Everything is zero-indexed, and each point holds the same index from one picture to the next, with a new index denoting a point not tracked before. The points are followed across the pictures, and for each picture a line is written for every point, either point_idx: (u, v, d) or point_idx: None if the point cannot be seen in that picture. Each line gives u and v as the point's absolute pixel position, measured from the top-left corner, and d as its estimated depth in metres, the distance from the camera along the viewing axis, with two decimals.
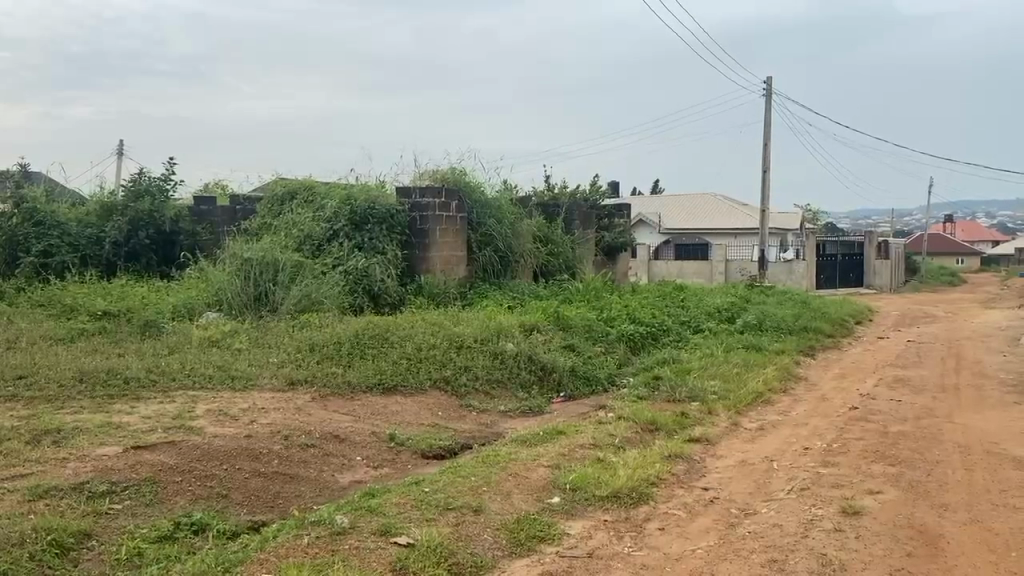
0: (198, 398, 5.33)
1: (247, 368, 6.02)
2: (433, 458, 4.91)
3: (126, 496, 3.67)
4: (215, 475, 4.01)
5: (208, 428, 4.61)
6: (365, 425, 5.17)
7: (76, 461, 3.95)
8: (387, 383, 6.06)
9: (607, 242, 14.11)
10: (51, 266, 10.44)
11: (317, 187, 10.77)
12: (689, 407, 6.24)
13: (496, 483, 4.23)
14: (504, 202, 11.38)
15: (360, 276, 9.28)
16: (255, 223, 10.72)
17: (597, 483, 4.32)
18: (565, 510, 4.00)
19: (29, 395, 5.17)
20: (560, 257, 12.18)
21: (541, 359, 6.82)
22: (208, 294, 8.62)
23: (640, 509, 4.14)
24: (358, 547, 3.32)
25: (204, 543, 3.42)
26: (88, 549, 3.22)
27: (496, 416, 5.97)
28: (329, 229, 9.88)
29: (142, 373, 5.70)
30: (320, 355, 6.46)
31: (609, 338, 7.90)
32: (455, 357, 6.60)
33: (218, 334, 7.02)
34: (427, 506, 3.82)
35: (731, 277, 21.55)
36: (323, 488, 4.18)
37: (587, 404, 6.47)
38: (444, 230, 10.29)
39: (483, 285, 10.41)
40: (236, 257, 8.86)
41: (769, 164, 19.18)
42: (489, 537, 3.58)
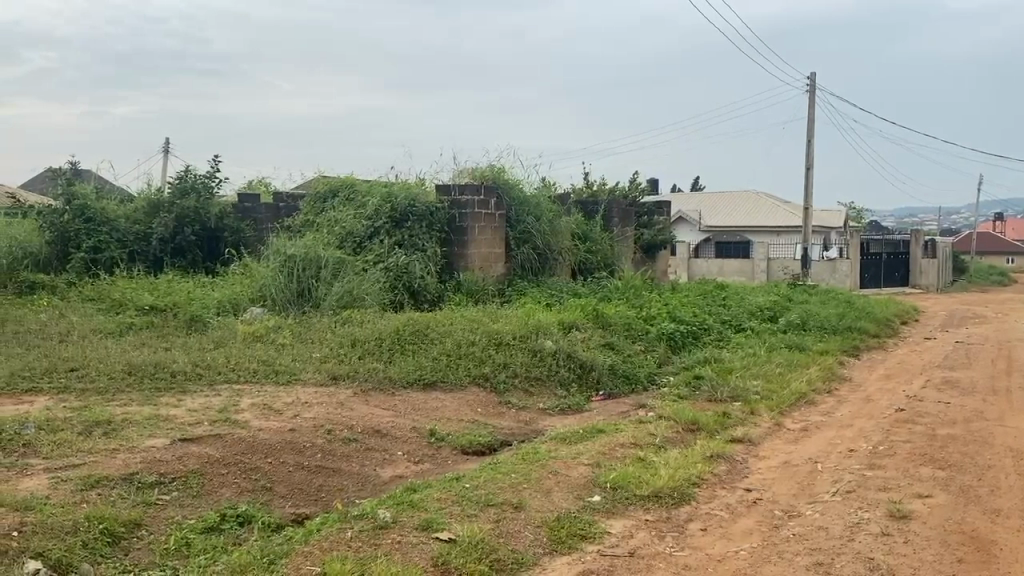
0: (243, 392, 5.42)
1: (290, 363, 6.10)
2: (473, 454, 4.93)
3: (174, 488, 3.74)
4: (260, 467, 4.06)
5: (253, 422, 4.68)
6: (406, 420, 5.20)
7: (125, 452, 4.04)
8: (427, 378, 6.10)
9: (646, 241, 13.99)
10: (100, 262, 10.71)
11: (358, 185, 10.85)
12: (730, 407, 6.16)
13: (537, 481, 4.22)
14: (543, 200, 11.35)
15: (400, 273, 9.34)
16: (298, 221, 10.86)
17: (638, 483, 4.29)
18: (607, 509, 3.99)
19: (81, 388, 5.30)
20: (599, 255, 12.11)
21: (580, 357, 6.80)
22: (253, 290, 8.75)
23: (681, 509, 4.10)
24: (400, 542, 3.34)
25: (249, 535, 3.47)
26: (138, 538, 3.28)
27: (534, 413, 5.96)
28: (369, 226, 9.96)
29: (188, 367, 5.81)
30: (361, 350, 6.52)
31: (649, 337, 7.84)
32: (494, 354, 6.61)
33: (261, 329, 7.12)
34: (468, 502, 3.83)
35: (773, 276, 21.19)
36: (365, 483, 4.22)
37: (627, 403, 6.43)
38: (482, 227, 10.30)
39: (521, 283, 10.40)
40: (280, 253, 9.00)
41: (812, 162, 18.86)
42: (529, 534, 3.58)
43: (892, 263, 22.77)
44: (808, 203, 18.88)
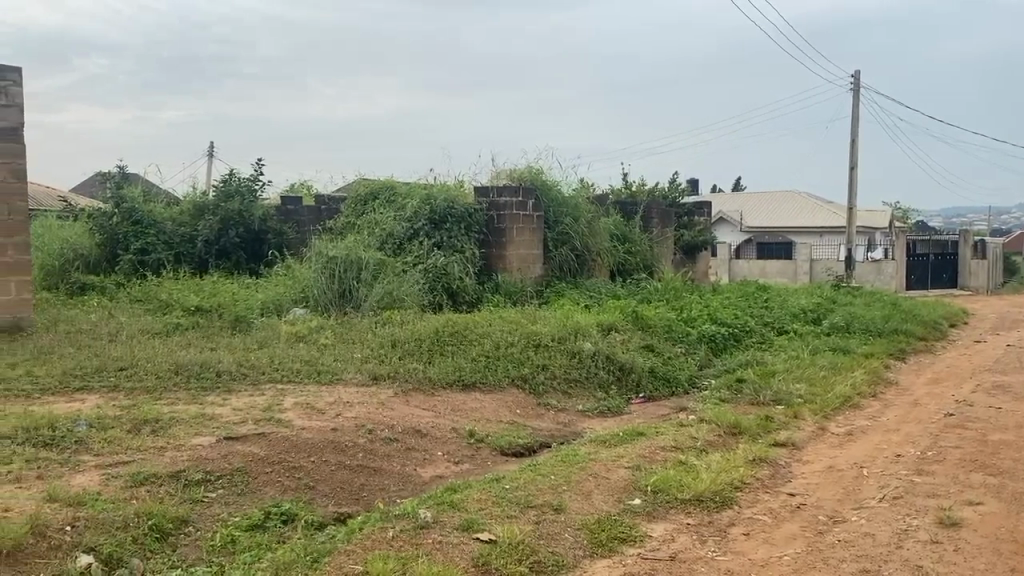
0: (287, 391, 5.50)
1: (332, 363, 6.17)
2: (512, 455, 4.93)
3: (219, 485, 3.81)
4: (304, 466, 4.12)
5: (296, 421, 4.75)
6: (446, 421, 5.22)
7: (173, 450, 4.12)
8: (466, 379, 6.12)
9: (686, 242, 13.85)
10: (148, 263, 11.03)
11: (398, 187, 10.94)
12: (773, 411, 6.08)
13: (576, 483, 4.21)
14: (581, 201, 11.32)
15: (439, 274, 9.40)
16: (339, 223, 10.97)
17: (679, 486, 4.25)
18: (647, 512, 3.96)
19: (129, 387, 5.42)
20: (638, 256, 12.03)
21: (619, 359, 6.76)
22: (295, 292, 8.87)
23: (723, 513, 4.05)
24: (440, 542, 3.36)
25: (293, 533, 3.52)
26: (185, 535, 3.35)
27: (573, 415, 5.95)
28: (409, 228, 10.03)
29: (233, 366, 5.91)
30: (401, 351, 6.58)
31: (690, 340, 7.77)
32: (533, 355, 6.61)
33: (304, 330, 7.22)
34: (508, 503, 3.83)
35: (816, 276, 20.86)
36: (406, 482, 4.25)
37: (667, 406, 6.38)
38: (521, 229, 10.31)
39: (559, 284, 10.38)
40: (322, 255, 9.10)
41: (857, 162, 18.51)
42: (569, 535, 3.57)
43: (940, 264, 22.23)
44: (852, 204, 18.53)
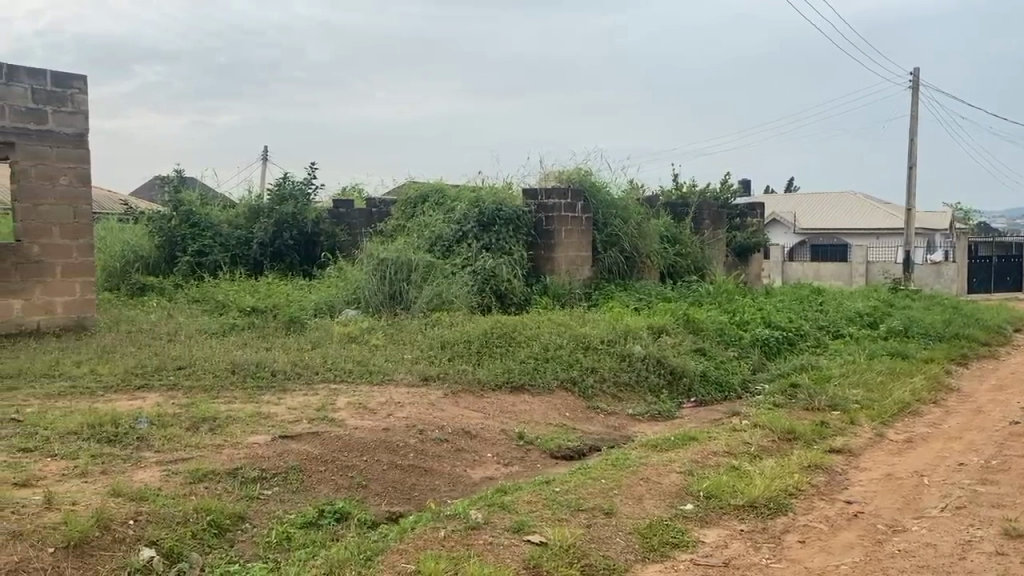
0: (339, 391, 5.58)
1: (383, 364, 6.24)
2: (562, 458, 4.92)
3: (275, 483, 3.88)
4: (356, 465, 4.17)
5: (349, 421, 4.81)
6: (496, 423, 5.24)
7: (230, 448, 4.21)
8: (515, 381, 6.13)
9: (738, 243, 13.63)
10: (205, 265, 11.33)
11: (447, 190, 11.00)
12: (829, 416, 5.95)
13: (627, 487, 4.18)
14: (631, 202, 11.24)
15: (488, 276, 9.43)
16: (390, 225, 11.10)
17: (731, 492, 4.19)
18: (700, 517, 3.91)
19: (188, 385, 5.56)
20: (688, 258, 11.89)
21: (670, 363, 6.69)
22: (347, 293, 9.00)
23: (778, 520, 3.98)
24: (491, 543, 3.37)
25: (347, 531, 3.57)
26: (242, 531, 3.42)
27: (623, 418, 5.91)
28: (458, 230, 10.09)
29: (287, 366, 6.02)
30: (450, 352, 6.62)
31: (742, 343, 7.65)
32: (582, 358, 6.59)
33: (355, 331, 7.32)
34: (558, 506, 3.83)
35: (872, 278, 20.37)
36: (457, 483, 4.28)
37: (719, 411, 6.29)
38: (569, 231, 10.27)
39: (608, 286, 10.33)
40: (373, 257, 9.22)
41: (915, 161, 18.03)
42: (621, 539, 3.55)
43: (1003, 267, 21.36)
44: (911, 204, 18.05)
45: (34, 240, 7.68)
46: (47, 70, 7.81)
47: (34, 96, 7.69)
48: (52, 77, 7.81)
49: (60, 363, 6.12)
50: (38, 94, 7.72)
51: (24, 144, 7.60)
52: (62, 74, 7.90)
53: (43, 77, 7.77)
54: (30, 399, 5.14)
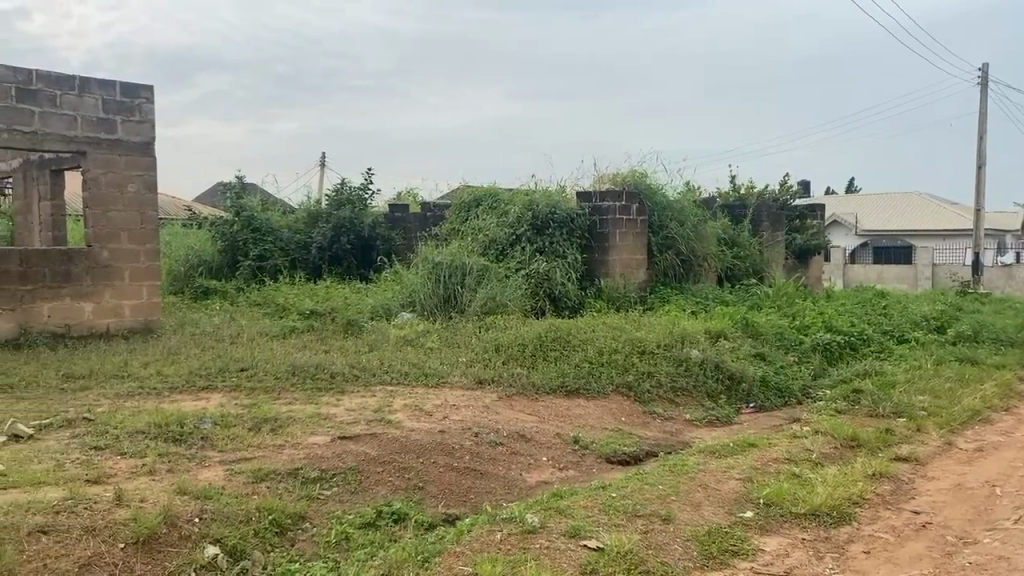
0: (395, 393, 5.64)
1: (438, 367, 6.29)
2: (618, 463, 4.88)
3: (334, 483, 3.94)
4: (414, 467, 4.21)
5: (405, 423, 4.86)
6: (551, 427, 5.23)
7: (290, 448, 4.29)
8: (570, 386, 6.11)
9: (798, 246, 13.34)
10: (266, 269, 11.60)
11: (502, 193, 11.03)
12: (894, 423, 5.77)
13: (685, 493, 4.13)
14: (687, 204, 11.11)
15: (542, 279, 9.44)
16: (444, 229, 11.18)
17: (793, 500, 4.10)
18: (760, 525, 3.84)
19: (250, 386, 5.70)
20: (746, 261, 11.70)
21: (728, 368, 6.59)
22: (403, 296, 9.09)
23: (841, 529, 3.88)
24: (548, 547, 3.36)
25: (404, 532, 3.61)
26: (302, 530, 3.48)
27: (680, 424, 5.84)
28: (512, 234, 10.13)
29: (345, 368, 6.12)
30: (505, 356, 6.63)
31: (802, 348, 7.49)
32: (638, 362, 6.53)
33: (411, 334, 7.40)
34: (615, 511, 3.80)
35: (939, 281, 19.71)
36: (512, 487, 4.28)
37: (779, 417, 6.16)
38: (624, 234, 10.19)
39: (664, 290, 10.21)
40: (428, 261, 9.31)
41: (984, 161, 17.42)
42: (679, 546, 3.50)
43: None
44: (980, 204, 17.44)
45: (104, 245, 7.96)
46: (117, 81, 8.09)
47: (104, 106, 7.98)
48: (120, 87, 8.10)
49: (129, 364, 6.32)
50: (108, 104, 8.00)
51: (95, 152, 7.89)
52: (130, 84, 8.17)
53: (112, 88, 8.05)
54: (101, 398, 5.32)
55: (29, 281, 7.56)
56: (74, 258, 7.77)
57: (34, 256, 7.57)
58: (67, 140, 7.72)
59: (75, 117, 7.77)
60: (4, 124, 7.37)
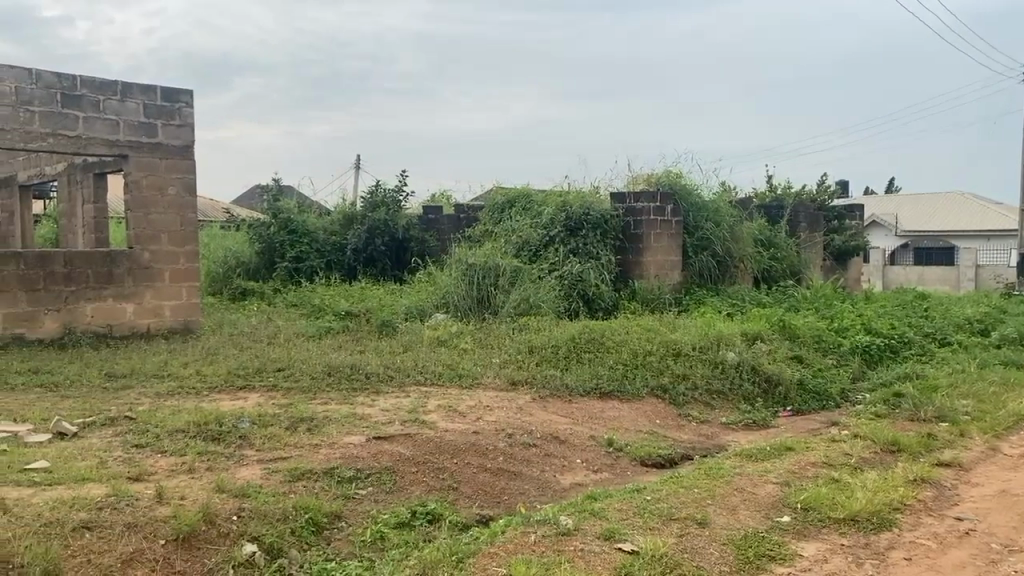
0: (430, 394, 5.66)
1: (472, 368, 6.31)
2: (653, 466, 4.85)
3: (369, 483, 3.97)
4: (448, 468, 4.23)
5: (440, 423, 4.88)
6: (585, 429, 5.21)
7: (327, 447, 4.34)
8: (604, 388, 6.08)
9: (835, 247, 13.13)
10: (302, 270, 11.75)
11: (535, 195, 11.02)
12: (935, 428, 5.65)
13: (722, 497, 4.09)
14: (722, 205, 11.00)
15: (575, 281, 9.42)
16: (478, 230, 11.21)
17: (832, 505, 4.04)
18: (798, 530, 3.78)
19: (287, 386, 5.77)
20: (783, 262, 11.54)
21: (765, 371, 6.51)
22: (437, 298, 9.13)
23: (882, 535, 3.80)
24: (582, 549, 3.35)
25: (439, 532, 3.62)
26: (338, 529, 3.51)
27: (716, 427, 5.78)
28: (545, 235, 10.14)
29: (380, 369, 6.16)
30: (538, 357, 6.63)
31: (841, 351, 7.37)
32: (673, 364, 6.49)
33: (445, 335, 7.43)
34: (650, 515, 3.77)
35: (983, 283, 19.22)
36: (546, 488, 4.28)
37: (817, 420, 6.07)
38: (658, 235, 10.11)
39: (699, 291, 10.11)
40: (461, 263, 9.34)
41: None
42: (715, 551, 3.46)
43: None
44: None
45: (145, 247, 8.11)
46: (158, 86, 8.24)
47: (145, 110, 8.13)
48: (161, 92, 8.24)
49: (169, 364, 6.44)
50: (149, 109, 8.15)
51: (137, 156, 8.04)
52: (170, 89, 8.32)
53: (153, 92, 8.20)
54: (143, 397, 5.43)
55: (73, 282, 7.73)
56: (116, 259, 7.93)
57: (78, 258, 7.74)
58: (110, 144, 7.89)
59: (118, 122, 7.93)
60: (49, 128, 7.55)
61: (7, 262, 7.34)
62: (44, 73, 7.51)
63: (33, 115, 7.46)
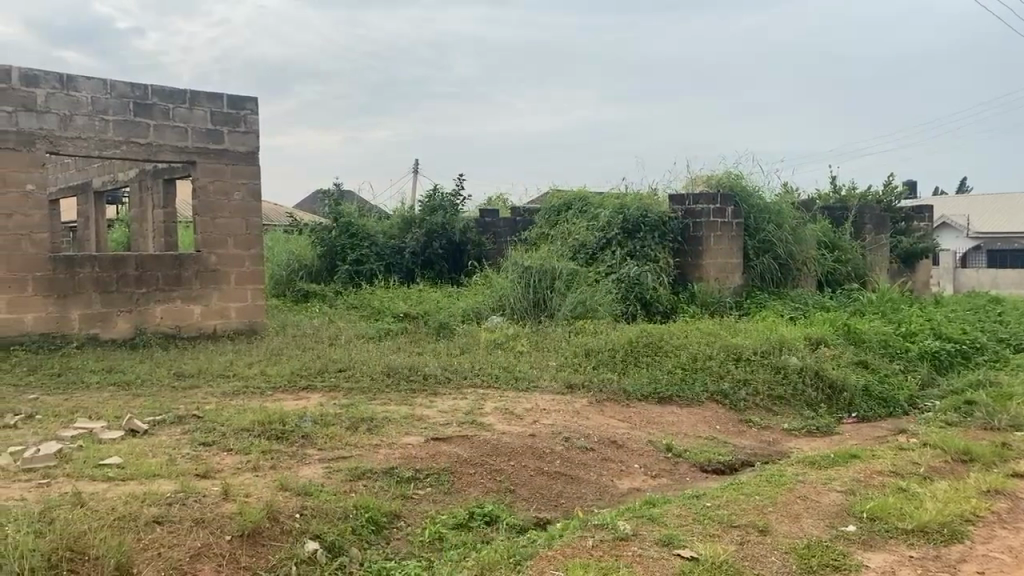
0: (487, 396, 5.69)
1: (529, 371, 6.32)
2: (712, 472, 4.78)
3: (427, 484, 4.01)
4: (504, 470, 4.24)
5: (497, 426, 4.90)
6: (643, 433, 5.17)
7: (386, 448, 4.41)
8: (663, 392, 6.02)
9: (903, 250, 12.72)
10: (362, 273, 11.96)
11: (592, 197, 10.97)
12: (1010, 437, 5.43)
13: (783, 505, 4.00)
14: (784, 206, 10.78)
15: (633, 284, 9.35)
16: (534, 233, 11.22)
17: (900, 515, 3.92)
18: (863, 540, 3.68)
19: (347, 386, 5.87)
20: (848, 265, 11.25)
21: (829, 377, 6.36)
22: (494, 301, 9.16)
23: (953, 548, 3.67)
24: (641, 555, 3.32)
25: (497, 534, 3.64)
26: (398, 529, 3.57)
27: (778, 433, 5.66)
28: (602, 238, 10.11)
29: (438, 371, 6.22)
30: (595, 361, 6.60)
31: (909, 356, 7.15)
32: (733, 369, 6.39)
33: (502, 337, 7.46)
34: (709, 521, 3.72)
35: None
36: (604, 492, 4.26)
37: (884, 428, 5.90)
38: (718, 236, 9.98)
39: (760, 294, 9.93)
40: (517, 266, 9.37)
41: None
42: (777, 559, 3.40)
43: None
44: None
45: (212, 250, 8.35)
46: (224, 94, 8.48)
47: (212, 118, 8.37)
48: (227, 100, 8.48)
49: (235, 364, 6.62)
50: (216, 116, 8.39)
51: (204, 162, 8.29)
52: (236, 97, 8.55)
53: (220, 101, 8.44)
54: (209, 397, 5.58)
55: (144, 284, 8.00)
56: (184, 262, 8.19)
57: (149, 261, 8.00)
58: (179, 151, 8.15)
59: (186, 129, 8.19)
60: (122, 136, 7.83)
61: (83, 265, 7.61)
62: (118, 84, 7.80)
63: (107, 124, 7.75)
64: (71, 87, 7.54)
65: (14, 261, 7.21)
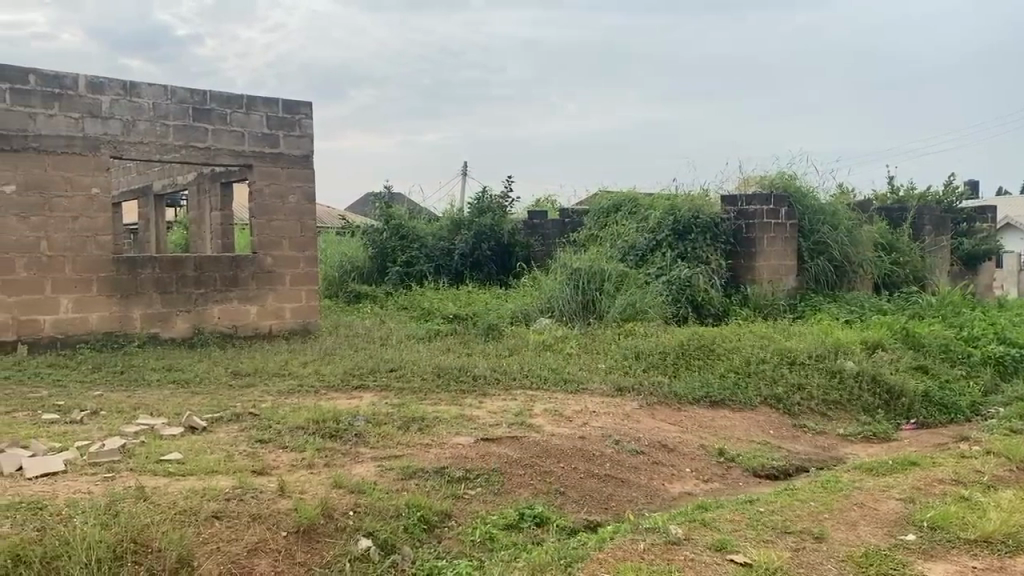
0: (536, 398, 5.71)
1: (578, 373, 6.31)
2: (765, 478, 4.72)
3: (477, 483, 4.04)
4: (555, 471, 4.25)
5: (546, 427, 4.91)
6: (695, 437, 5.12)
7: (437, 447, 4.45)
8: (715, 396, 5.94)
9: (965, 252, 12.35)
10: (413, 274, 12.09)
11: (641, 198, 10.90)
12: None
13: (840, 512, 3.93)
14: (840, 207, 10.55)
15: (684, 286, 9.26)
16: (583, 235, 11.19)
17: (962, 525, 3.81)
18: (924, 550, 3.58)
19: (398, 386, 5.94)
20: (906, 267, 10.96)
21: (887, 382, 6.20)
22: (543, 302, 9.16)
23: (1019, 559, 3.55)
24: (692, 560, 3.29)
25: (547, 535, 3.65)
26: (448, 528, 3.60)
27: (833, 438, 5.55)
28: (651, 240, 10.04)
29: (488, 372, 6.25)
30: (645, 364, 6.56)
31: (971, 362, 6.94)
32: (787, 373, 6.28)
33: (552, 339, 7.46)
34: (763, 527, 3.67)
35: None
36: (654, 496, 4.24)
37: (944, 435, 5.74)
38: (772, 238, 9.83)
39: (815, 297, 9.74)
40: (567, 267, 9.35)
41: None
42: (833, 567, 3.34)
43: None
44: None
45: (268, 252, 8.54)
46: (279, 99, 8.66)
47: (268, 122, 8.56)
48: (283, 105, 8.65)
49: (289, 363, 6.75)
50: (271, 121, 8.57)
51: (260, 165, 8.48)
52: (291, 101, 8.72)
53: (276, 105, 8.62)
54: (265, 395, 5.71)
55: (202, 284, 8.20)
56: (241, 263, 8.38)
57: (207, 262, 8.20)
58: (236, 155, 8.35)
59: (243, 133, 8.39)
60: (182, 141, 8.06)
61: (145, 266, 7.84)
62: (178, 90, 8.03)
63: (168, 129, 7.98)
64: (134, 93, 7.78)
65: (80, 262, 7.46)
